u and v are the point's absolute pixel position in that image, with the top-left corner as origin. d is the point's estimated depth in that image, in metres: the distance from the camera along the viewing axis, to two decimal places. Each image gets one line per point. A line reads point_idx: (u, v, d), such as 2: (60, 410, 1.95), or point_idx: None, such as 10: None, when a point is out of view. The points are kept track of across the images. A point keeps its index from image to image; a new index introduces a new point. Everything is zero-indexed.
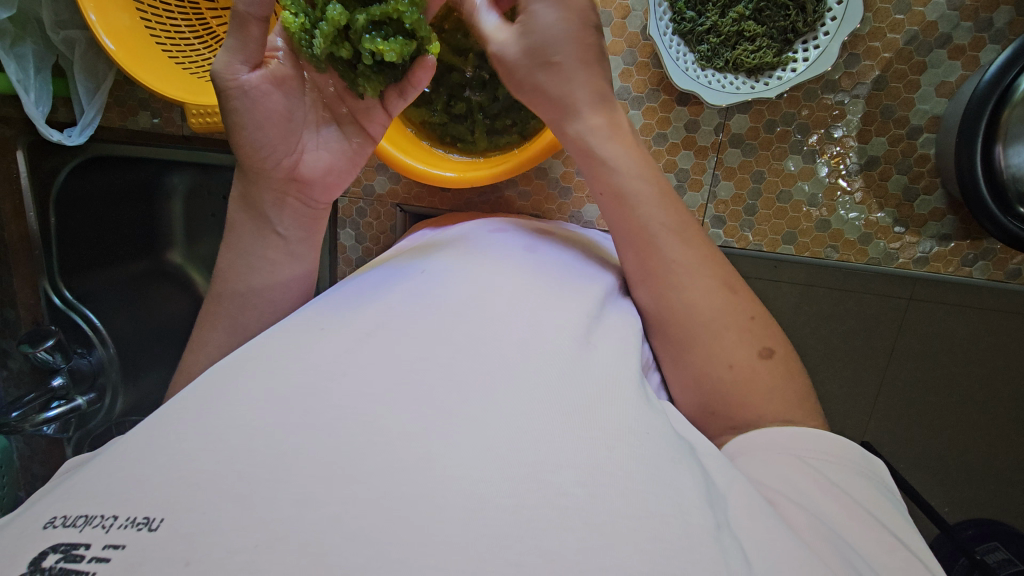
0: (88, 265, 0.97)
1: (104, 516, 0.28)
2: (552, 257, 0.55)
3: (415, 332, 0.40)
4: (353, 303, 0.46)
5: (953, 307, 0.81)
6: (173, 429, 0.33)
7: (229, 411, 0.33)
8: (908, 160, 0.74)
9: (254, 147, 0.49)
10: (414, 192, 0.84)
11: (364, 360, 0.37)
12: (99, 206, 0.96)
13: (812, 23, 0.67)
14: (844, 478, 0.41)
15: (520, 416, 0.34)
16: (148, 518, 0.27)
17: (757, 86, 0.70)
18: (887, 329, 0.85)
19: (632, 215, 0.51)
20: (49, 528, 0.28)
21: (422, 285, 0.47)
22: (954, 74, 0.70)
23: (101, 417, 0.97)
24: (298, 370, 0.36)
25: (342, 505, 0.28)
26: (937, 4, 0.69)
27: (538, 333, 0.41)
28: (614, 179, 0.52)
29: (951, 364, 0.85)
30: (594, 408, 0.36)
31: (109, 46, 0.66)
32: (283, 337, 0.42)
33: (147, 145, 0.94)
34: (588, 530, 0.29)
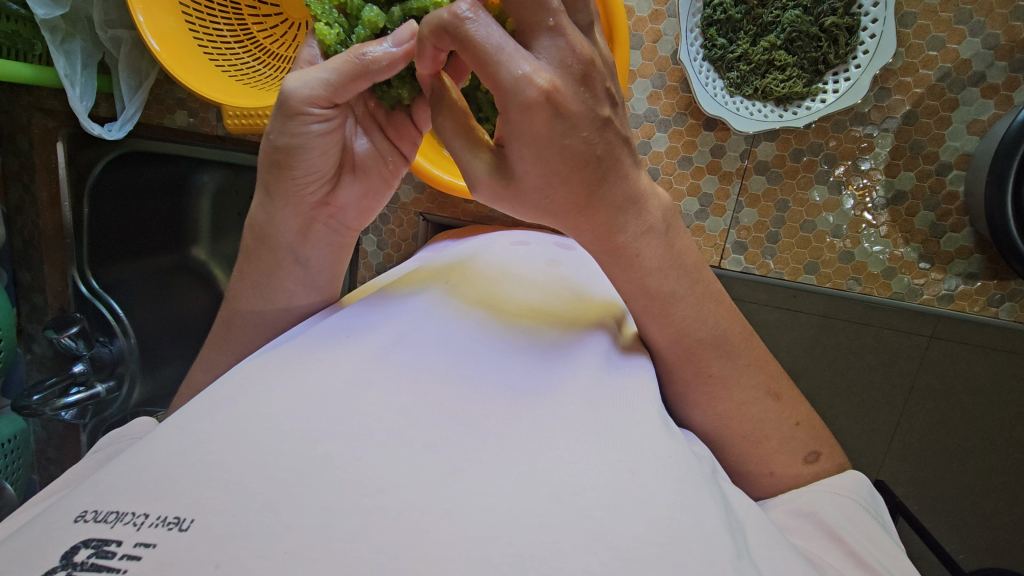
0: (112, 258, 0.99)
1: (135, 513, 0.28)
2: (571, 288, 0.55)
3: (424, 356, 0.40)
4: (376, 314, 0.46)
5: (977, 349, 0.79)
6: (204, 426, 0.33)
7: (262, 413, 0.34)
8: (936, 197, 0.73)
9: (305, 175, 0.47)
10: (437, 202, 0.84)
11: (388, 373, 0.38)
12: (128, 201, 0.98)
13: (843, 55, 0.67)
14: (857, 519, 0.41)
15: (540, 436, 0.35)
16: (179, 518, 0.28)
17: (785, 115, 0.70)
18: (905, 367, 0.83)
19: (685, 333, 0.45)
20: (79, 522, 0.28)
21: (422, 320, 0.45)
22: (987, 113, 0.69)
23: (117, 406, 1.00)
24: (326, 377, 0.37)
25: (369, 514, 0.28)
26: (972, 42, 0.68)
27: (535, 389, 0.39)
28: (657, 287, 0.44)
29: (972, 407, 0.83)
30: (615, 435, 0.36)
31: (155, 46, 0.68)
32: (309, 344, 0.42)
33: (179, 141, 0.96)
34: (607, 553, 0.29)
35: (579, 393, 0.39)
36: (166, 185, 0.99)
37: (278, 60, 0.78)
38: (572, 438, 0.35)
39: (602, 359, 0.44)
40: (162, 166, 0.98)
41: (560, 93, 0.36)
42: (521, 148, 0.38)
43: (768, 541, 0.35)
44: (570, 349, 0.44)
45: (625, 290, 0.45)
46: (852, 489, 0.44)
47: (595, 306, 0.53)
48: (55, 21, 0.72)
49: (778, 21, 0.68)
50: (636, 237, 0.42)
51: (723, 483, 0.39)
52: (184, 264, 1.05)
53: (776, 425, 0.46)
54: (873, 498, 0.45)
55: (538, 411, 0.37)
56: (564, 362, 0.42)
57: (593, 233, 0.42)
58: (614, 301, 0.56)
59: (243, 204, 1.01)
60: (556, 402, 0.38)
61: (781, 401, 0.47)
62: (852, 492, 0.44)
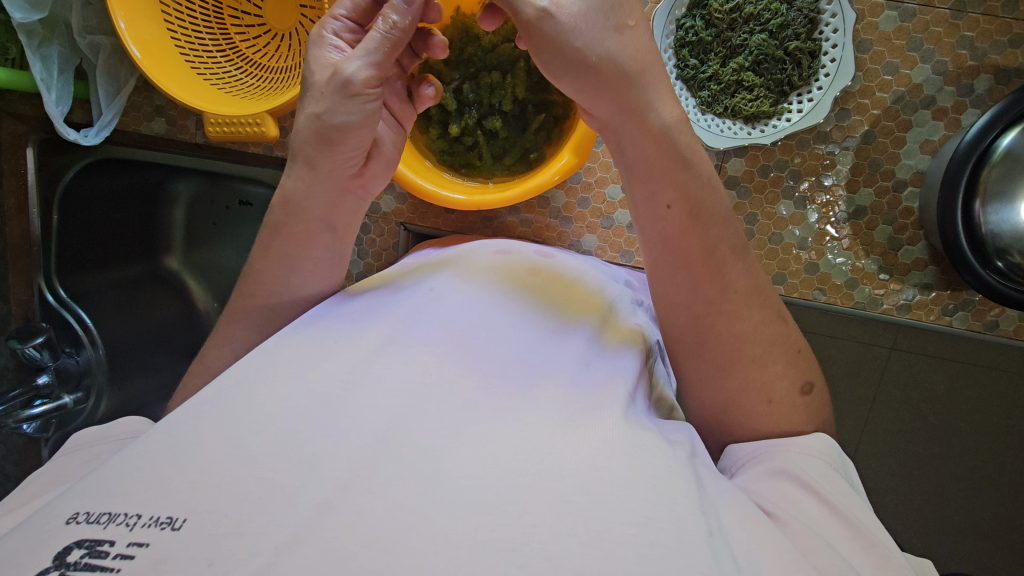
0: (84, 266, 0.98)
1: (127, 515, 0.30)
2: (553, 275, 0.58)
3: (421, 346, 0.42)
4: (367, 314, 0.47)
5: (932, 359, 0.84)
6: (197, 429, 0.35)
7: (254, 418, 0.36)
8: (893, 212, 0.75)
9: (346, 152, 0.52)
10: (418, 211, 0.83)
11: (379, 374, 0.39)
12: (102, 208, 0.97)
13: (806, 78, 0.70)
14: (829, 479, 0.43)
15: (521, 434, 0.36)
16: (171, 518, 0.30)
17: (753, 133, 0.72)
18: (870, 376, 0.88)
19: (728, 326, 0.47)
20: (72, 524, 0.30)
21: (425, 303, 0.48)
22: (938, 134, 0.72)
23: (83, 418, 0.97)
24: (318, 377, 0.39)
25: (358, 513, 0.31)
26: (923, 68, 0.71)
27: (528, 373, 0.42)
28: (707, 223, 0.47)
29: (931, 415, 0.88)
30: (589, 428, 0.38)
31: (135, 53, 0.68)
32: (306, 343, 0.44)
33: (154, 149, 0.94)
34: (585, 541, 0.31)
35: (557, 395, 0.40)
36: (139, 193, 0.99)
37: (262, 70, 0.77)
38: (548, 437, 0.37)
39: (588, 345, 0.48)
40: (135, 173, 0.96)
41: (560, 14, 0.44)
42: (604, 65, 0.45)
43: (760, 533, 0.36)
44: (563, 333, 0.48)
45: (688, 249, 0.47)
46: (816, 459, 0.44)
47: (582, 295, 0.56)
48: (32, 25, 0.73)
49: (746, 44, 0.71)
50: (693, 159, 0.48)
51: (700, 468, 0.40)
52: (155, 274, 1.03)
53: (766, 431, 0.48)
54: (836, 450, 0.46)
55: (522, 406, 0.39)
56: (546, 353, 0.45)
57: (660, 163, 0.47)
58: (604, 292, 0.59)
59: (221, 212, 1.00)
60: (534, 396, 0.40)
61: (773, 405, 0.47)
62: (822, 456, 0.45)
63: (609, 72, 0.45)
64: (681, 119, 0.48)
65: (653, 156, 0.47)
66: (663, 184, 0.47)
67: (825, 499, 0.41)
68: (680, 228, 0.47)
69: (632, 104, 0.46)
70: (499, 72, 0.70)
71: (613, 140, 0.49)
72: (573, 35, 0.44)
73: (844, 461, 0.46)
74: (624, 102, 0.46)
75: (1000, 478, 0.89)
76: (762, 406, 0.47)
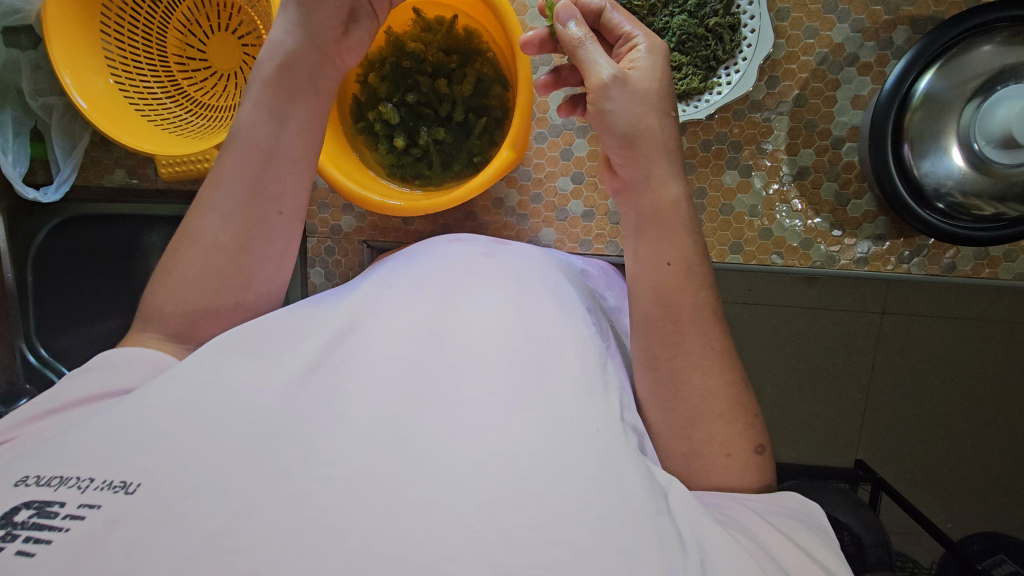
0: (65, 325, 0.99)
1: (80, 478, 0.32)
2: (519, 254, 0.60)
3: (392, 352, 0.43)
4: (335, 323, 0.48)
5: (926, 318, 0.88)
6: (146, 419, 0.36)
7: (211, 425, 0.36)
8: (836, 168, 0.76)
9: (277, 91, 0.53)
10: (379, 227, 0.85)
11: (363, 381, 0.41)
12: (74, 265, 0.99)
13: (730, 50, 0.72)
14: (792, 528, 0.43)
15: (489, 404, 0.39)
16: (125, 482, 0.32)
17: (687, 109, 0.74)
18: (866, 344, 0.90)
19: (678, 348, 0.49)
20: (21, 486, 0.32)
21: (395, 305, 0.49)
22: (866, 88, 0.74)
23: None
24: (268, 396, 0.39)
25: (310, 495, 0.32)
26: (842, 27, 0.73)
27: (492, 358, 0.42)
28: (691, 288, 0.50)
29: (931, 374, 0.91)
30: (551, 400, 0.39)
31: (82, 105, 0.71)
32: (251, 353, 0.44)
33: (125, 201, 0.97)
34: (530, 502, 0.33)
35: (539, 353, 0.43)
36: (113, 247, 1.01)
37: (208, 111, 0.79)
38: (509, 408, 0.38)
39: (547, 312, 0.49)
40: (106, 227, 0.99)
41: (629, 80, 0.48)
42: (649, 134, 0.49)
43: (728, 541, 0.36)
44: (523, 305, 0.49)
45: (682, 307, 0.49)
46: (782, 507, 0.45)
47: (546, 277, 0.56)
48: None
49: (668, 27, 0.74)
50: (697, 233, 0.51)
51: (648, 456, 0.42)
52: None
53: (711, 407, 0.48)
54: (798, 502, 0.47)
55: (503, 369, 0.41)
56: (520, 316, 0.47)
57: (672, 229, 0.50)
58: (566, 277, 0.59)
59: None
60: (514, 360, 0.42)
61: (731, 459, 0.48)
62: (786, 508, 0.45)
63: (648, 143, 0.49)
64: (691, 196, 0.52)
65: (663, 214, 0.50)
66: (667, 243, 0.50)
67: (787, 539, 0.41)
68: (674, 284, 0.49)
69: (657, 172, 0.49)
70: (445, 81, 0.72)
71: (629, 199, 0.52)
72: (632, 102, 0.48)
73: (806, 507, 0.47)
74: (651, 166, 0.49)
75: None
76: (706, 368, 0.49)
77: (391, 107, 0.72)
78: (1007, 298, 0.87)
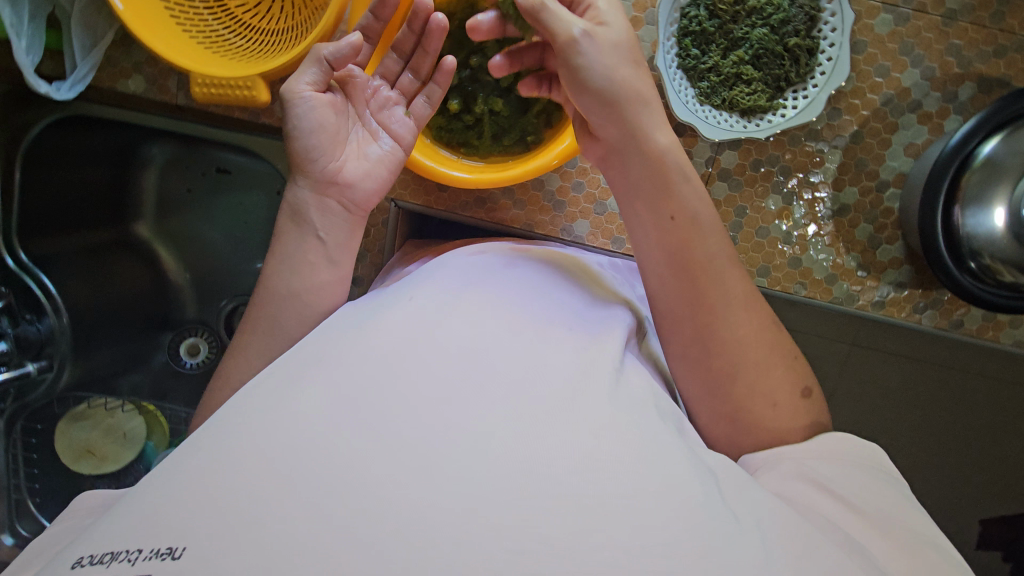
0: (49, 230, 0.93)
1: (129, 550, 0.33)
2: (541, 254, 0.59)
3: (421, 370, 0.40)
4: (351, 335, 0.44)
5: (892, 355, 0.86)
6: (191, 467, 0.36)
7: (265, 455, 0.35)
8: (875, 211, 0.77)
9: (309, 151, 0.57)
10: (410, 188, 0.82)
11: (390, 409, 0.38)
12: (69, 167, 0.92)
13: (803, 75, 0.71)
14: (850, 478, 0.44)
15: (508, 426, 0.37)
16: (171, 548, 0.32)
17: (748, 126, 0.73)
18: (832, 369, 0.88)
19: (715, 350, 0.49)
20: (78, 566, 0.33)
21: (417, 309, 0.45)
22: (921, 137, 0.74)
23: (43, 390, 0.92)
24: (304, 425, 0.37)
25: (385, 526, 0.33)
26: (912, 72, 0.73)
27: (524, 388, 0.40)
28: (697, 239, 0.51)
29: (888, 411, 0.90)
30: (601, 447, 0.37)
31: (118, 6, 0.63)
32: (282, 384, 0.41)
33: (128, 108, 0.89)
34: (585, 514, 0.34)
35: (561, 362, 0.43)
36: (112, 154, 0.94)
37: (254, 37, 0.73)
38: (566, 454, 0.36)
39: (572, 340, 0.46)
40: (109, 133, 0.91)
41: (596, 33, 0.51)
42: (616, 90, 0.51)
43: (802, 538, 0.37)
44: (547, 331, 0.45)
45: (694, 267, 0.51)
46: (843, 452, 0.46)
47: (568, 293, 0.52)
48: None
49: (747, 38, 0.71)
50: (694, 186, 0.53)
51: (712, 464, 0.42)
52: (125, 241, 1.00)
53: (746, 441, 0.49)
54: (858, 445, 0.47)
55: (525, 379, 0.40)
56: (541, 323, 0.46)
57: (663, 180, 0.52)
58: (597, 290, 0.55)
59: (196, 178, 0.98)
60: (539, 382, 0.40)
61: (780, 407, 0.48)
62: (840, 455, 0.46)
63: (621, 93, 0.51)
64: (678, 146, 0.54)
65: (647, 176, 0.53)
66: (664, 199, 0.52)
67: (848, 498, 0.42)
68: (682, 235, 0.51)
69: (640, 122, 0.52)
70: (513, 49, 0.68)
71: (619, 161, 0.54)
72: (596, 54, 0.51)
73: (868, 449, 0.47)
74: (629, 118, 0.52)
75: None
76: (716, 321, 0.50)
77: (453, 67, 0.69)
78: (968, 349, 0.83)
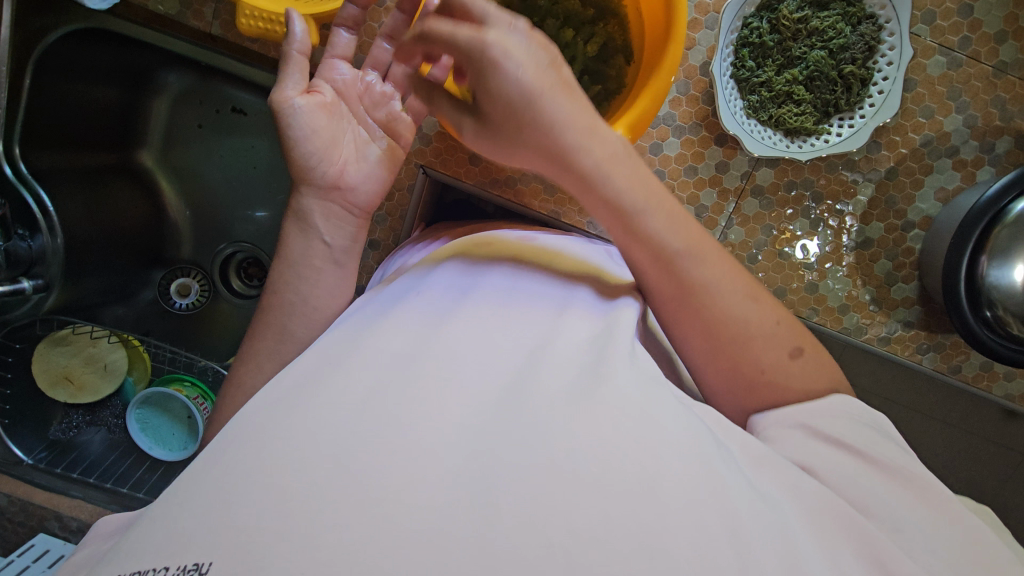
0: (50, 145, 0.87)
1: (157, 569, 0.31)
2: (550, 249, 0.57)
3: (451, 390, 0.38)
4: (372, 350, 0.42)
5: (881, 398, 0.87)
6: (219, 464, 0.34)
7: (298, 447, 0.34)
8: (897, 249, 0.78)
9: (307, 160, 0.55)
10: (441, 156, 0.80)
11: (427, 422, 0.36)
12: (80, 81, 0.87)
13: (852, 103, 0.71)
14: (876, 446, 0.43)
15: (542, 428, 0.37)
16: (198, 564, 0.30)
17: (790, 147, 0.73)
18: None
19: (744, 359, 0.46)
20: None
21: (431, 331, 0.43)
22: (953, 183, 0.75)
23: (27, 309, 0.85)
24: (334, 417, 0.36)
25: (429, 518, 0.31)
26: (955, 118, 0.74)
27: (548, 405, 0.38)
28: (660, 240, 0.46)
29: None
30: (656, 469, 0.36)
31: None
32: (299, 389, 0.39)
33: (155, 28, 0.85)
34: (637, 522, 0.33)
35: (579, 370, 0.42)
36: (124, 73, 0.91)
37: None
38: (621, 471, 0.35)
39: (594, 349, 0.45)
40: (123, 52, 0.88)
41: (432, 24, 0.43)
42: (497, 101, 0.43)
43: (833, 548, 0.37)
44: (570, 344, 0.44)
45: (664, 287, 0.47)
46: (861, 421, 0.45)
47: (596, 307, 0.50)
48: None
49: (804, 58, 0.71)
50: (599, 154, 0.45)
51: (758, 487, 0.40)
52: (126, 166, 1.00)
53: None
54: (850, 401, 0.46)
55: (535, 391, 0.39)
56: (551, 327, 0.46)
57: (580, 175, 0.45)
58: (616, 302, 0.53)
59: (206, 113, 0.99)
60: (557, 395, 0.39)
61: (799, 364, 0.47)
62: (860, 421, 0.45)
63: (511, 108, 0.43)
64: (586, 113, 0.44)
65: (527, 136, 0.44)
66: (610, 211, 0.46)
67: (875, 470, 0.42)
68: (648, 255, 0.47)
69: (547, 121, 0.43)
70: (572, 31, 0.68)
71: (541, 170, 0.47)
72: (462, 53, 0.43)
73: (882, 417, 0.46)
74: (537, 124, 0.43)
75: None
76: (677, 248, 0.46)
77: None
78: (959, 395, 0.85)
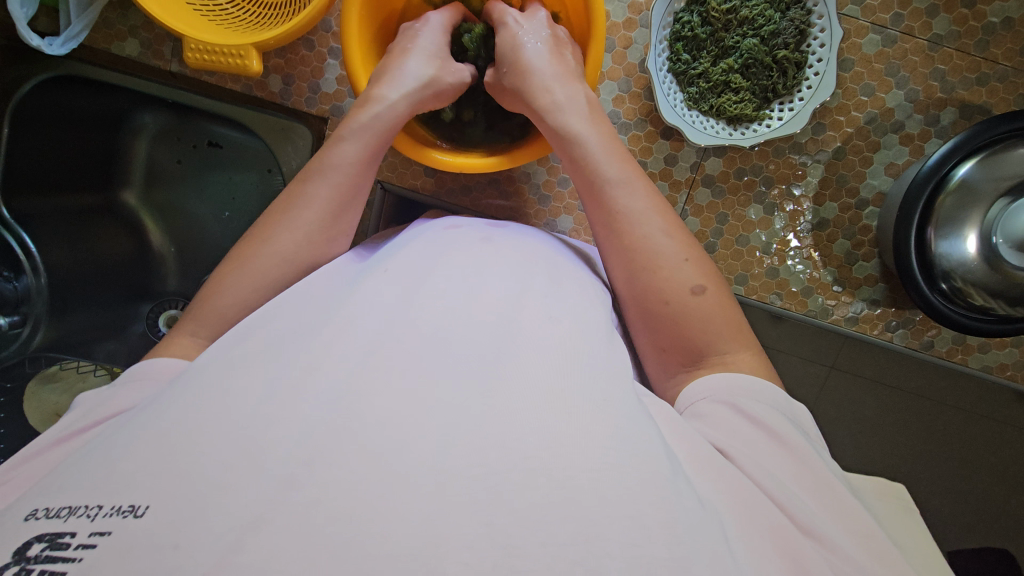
0: (28, 187, 0.91)
1: (89, 506, 0.32)
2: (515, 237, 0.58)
3: (392, 352, 0.40)
4: (309, 323, 0.45)
5: (868, 381, 0.88)
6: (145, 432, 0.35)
7: (220, 425, 0.36)
8: (854, 228, 0.78)
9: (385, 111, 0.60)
10: (398, 171, 0.82)
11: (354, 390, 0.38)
12: (57, 127, 0.91)
13: (790, 87, 0.72)
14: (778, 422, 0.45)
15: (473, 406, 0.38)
16: (134, 505, 0.32)
17: (734, 134, 0.74)
18: (809, 391, 0.91)
19: (684, 350, 0.50)
20: (32, 519, 0.31)
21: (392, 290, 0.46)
22: (902, 158, 0.76)
23: (14, 347, 0.89)
24: (255, 403, 0.37)
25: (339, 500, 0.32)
26: (896, 94, 0.75)
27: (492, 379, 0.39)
28: (640, 244, 0.53)
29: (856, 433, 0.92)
30: (571, 432, 0.37)
31: None
32: (226, 367, 0.40)
33: (123, 71, 0.89)
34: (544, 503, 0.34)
35: (537, 349, 0.43)
36: (103, 118, 0.94)
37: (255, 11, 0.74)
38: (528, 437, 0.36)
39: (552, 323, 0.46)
40: (99, 96, 0.91)
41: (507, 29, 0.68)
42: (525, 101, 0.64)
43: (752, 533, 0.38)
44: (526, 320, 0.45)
45: (637, 282, 0.53)
46: (771, 397, 0.47)
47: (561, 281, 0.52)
48: None
49: (737, 47, 0.72)
50: (620, 179, 0.56)
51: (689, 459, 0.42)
52: (110, 206, 1.01)
53: None
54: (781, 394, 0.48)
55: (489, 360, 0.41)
56: (512, 303, 0.47)
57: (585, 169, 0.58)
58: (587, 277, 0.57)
59: (186, 150, 0.99)
60: (508, 376, 0.40)
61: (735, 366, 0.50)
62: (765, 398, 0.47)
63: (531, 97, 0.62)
64: (606, 134, 0.60)
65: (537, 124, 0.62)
66: (599, 203, 0.56)
67: (787, 445, 0.43)
68: (624, 258, 0.54)
69: (557, 123, 0.60)
70: None
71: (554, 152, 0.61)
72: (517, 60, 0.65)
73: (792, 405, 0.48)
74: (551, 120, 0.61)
75: (927, 497, 0.93)
76: (675, 261, 0.52)
77: None
78: (937, 373, 0.84)
